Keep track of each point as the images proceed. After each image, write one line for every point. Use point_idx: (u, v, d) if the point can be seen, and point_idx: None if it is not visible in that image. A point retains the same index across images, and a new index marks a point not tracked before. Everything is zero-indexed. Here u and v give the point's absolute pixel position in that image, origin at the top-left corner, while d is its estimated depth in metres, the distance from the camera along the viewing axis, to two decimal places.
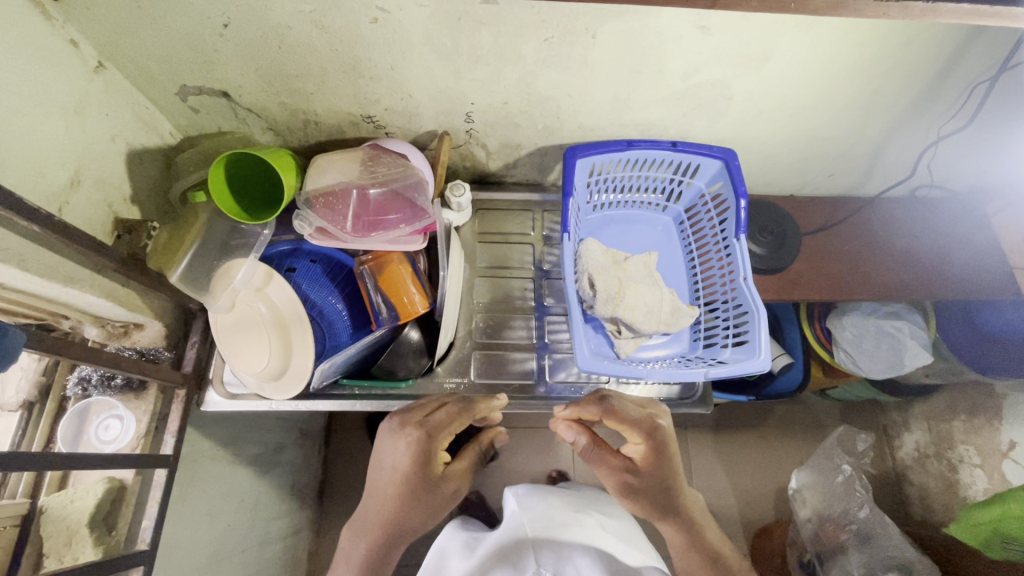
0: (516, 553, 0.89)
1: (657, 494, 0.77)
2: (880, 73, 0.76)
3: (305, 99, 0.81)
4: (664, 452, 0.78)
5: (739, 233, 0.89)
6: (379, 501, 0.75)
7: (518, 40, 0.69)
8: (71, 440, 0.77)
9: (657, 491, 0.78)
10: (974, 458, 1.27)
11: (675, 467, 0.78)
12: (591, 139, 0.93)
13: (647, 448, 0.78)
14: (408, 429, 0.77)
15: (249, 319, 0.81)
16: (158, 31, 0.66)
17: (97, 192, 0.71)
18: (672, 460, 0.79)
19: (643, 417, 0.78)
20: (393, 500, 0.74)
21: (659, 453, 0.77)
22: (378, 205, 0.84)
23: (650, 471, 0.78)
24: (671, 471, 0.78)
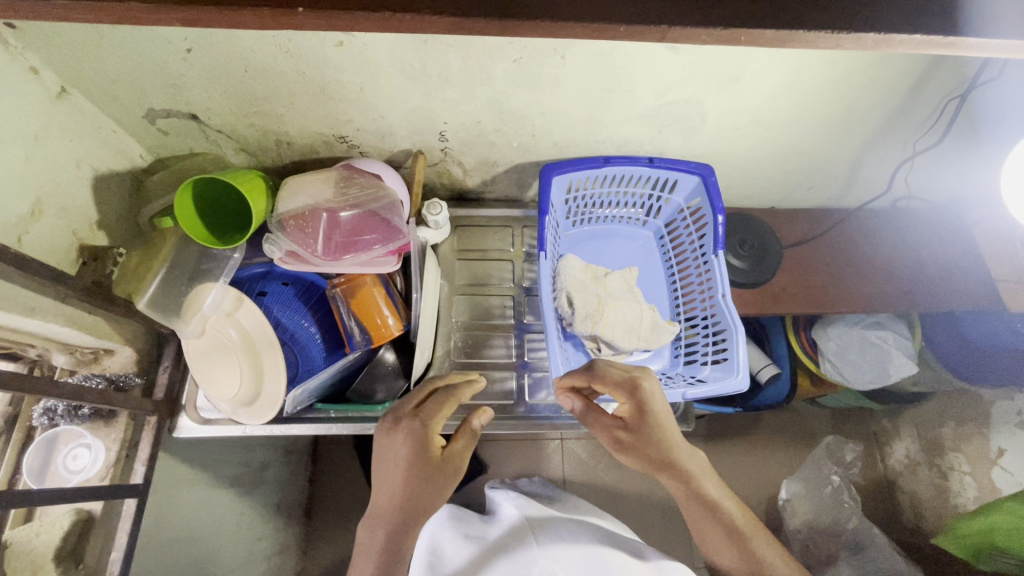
0: (524, 550, 0.76)
1: (660, 462, 0.71)
2: (853, 89, 0.75)
3: (275, 120, 0.80)
4: (651, 411, 0.71)
5: (717, 248, 0.89)
6: (382, 497, 0.67)
7: (486, 61, 0.68)
8: (38, 471, 0.76)
9: (654, 453, 0.71)
10: (964, 466, 1.22)
11: (666, 423, 0.72)
12: (569, 156, 0.92)
13: (630, 405, 0.73)
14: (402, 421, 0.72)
15: (220, 344, 0.80)
16: (120, 57, 0.65)
17: (60, 219, 0.70)
18: (665, 420, 0.72)
19: (626, 378, 0.73)
20: (398, 489, 0.67)
21: (643, 406, 0.72)
22: (350, 226, 0.82)
23: (641, 429, 0.72)
24: (663, 428, 0.71)
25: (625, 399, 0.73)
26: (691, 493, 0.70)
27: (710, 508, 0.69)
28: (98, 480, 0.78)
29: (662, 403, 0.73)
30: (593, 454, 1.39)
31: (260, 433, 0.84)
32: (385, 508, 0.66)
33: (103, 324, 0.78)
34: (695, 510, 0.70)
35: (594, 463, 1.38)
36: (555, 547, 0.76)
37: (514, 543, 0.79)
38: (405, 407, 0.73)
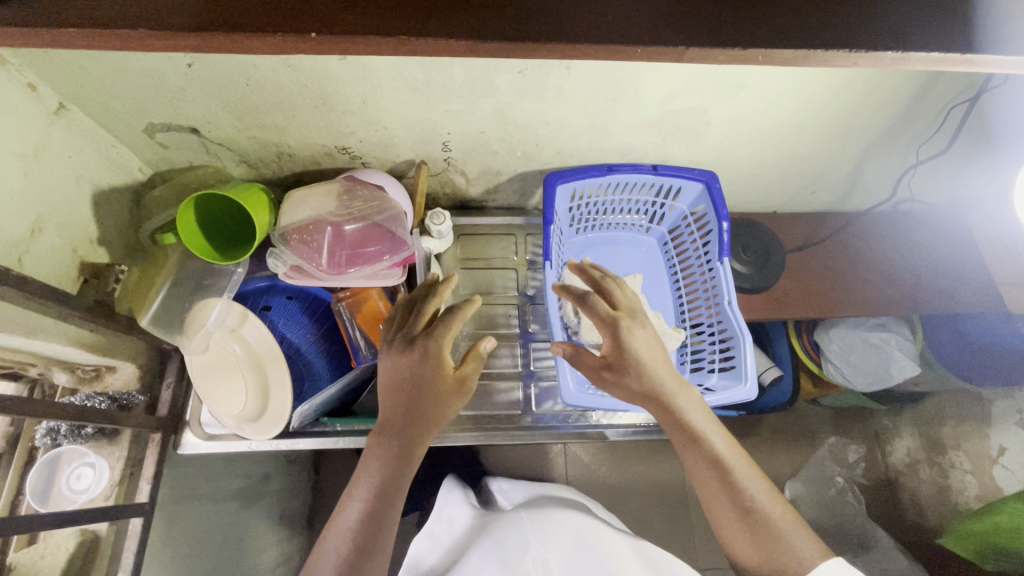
0: (517, 534, 0.74)
1: (647, 397, 0.69)
2: (858, 96, 0.76)
3: (277, 133, 0.79)
4: (629, 346, 0.68)
5: (723, 255, 0.88)
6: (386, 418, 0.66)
7: (490, 73, 0.67)
8: (41, 491, 0.74)
9: (640, 389, 0.69)
10: (965, 465, 1.21)
11: (651, 359, 0.69)
12: (572, 164, 0.92)
13: (610, 340, 0.70)
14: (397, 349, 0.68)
15: (225, 360, 0.80)
16: (120, 72, 0.64)
17: (61, 238, 0.69)
18: (652, 357, 0.69)
19: (608, 315, 0.70)
20: (403, 409, 0.64)
21: (626, 344, 0.68)
22: (354, 239, 0.82)
23: (627, 367, 0.68)
24: (646, 365, 0.68)
25: (612, 331, 0.70)
26: (678, 429, 0.68)
27: (696, 447, 0.68)
28: (103, 500, 0.78)
29: (646, 339, 0.70)
30: (596, 459, 1.34)
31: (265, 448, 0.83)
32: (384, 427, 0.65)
33: (105, 341, 0.77)
34: (684, 450, 0.69)
35: (598, 468, 1.33)
36: (549, 534, 0.74)
37: (507, 526, 0.77)
38: (413, 328, 0.70)
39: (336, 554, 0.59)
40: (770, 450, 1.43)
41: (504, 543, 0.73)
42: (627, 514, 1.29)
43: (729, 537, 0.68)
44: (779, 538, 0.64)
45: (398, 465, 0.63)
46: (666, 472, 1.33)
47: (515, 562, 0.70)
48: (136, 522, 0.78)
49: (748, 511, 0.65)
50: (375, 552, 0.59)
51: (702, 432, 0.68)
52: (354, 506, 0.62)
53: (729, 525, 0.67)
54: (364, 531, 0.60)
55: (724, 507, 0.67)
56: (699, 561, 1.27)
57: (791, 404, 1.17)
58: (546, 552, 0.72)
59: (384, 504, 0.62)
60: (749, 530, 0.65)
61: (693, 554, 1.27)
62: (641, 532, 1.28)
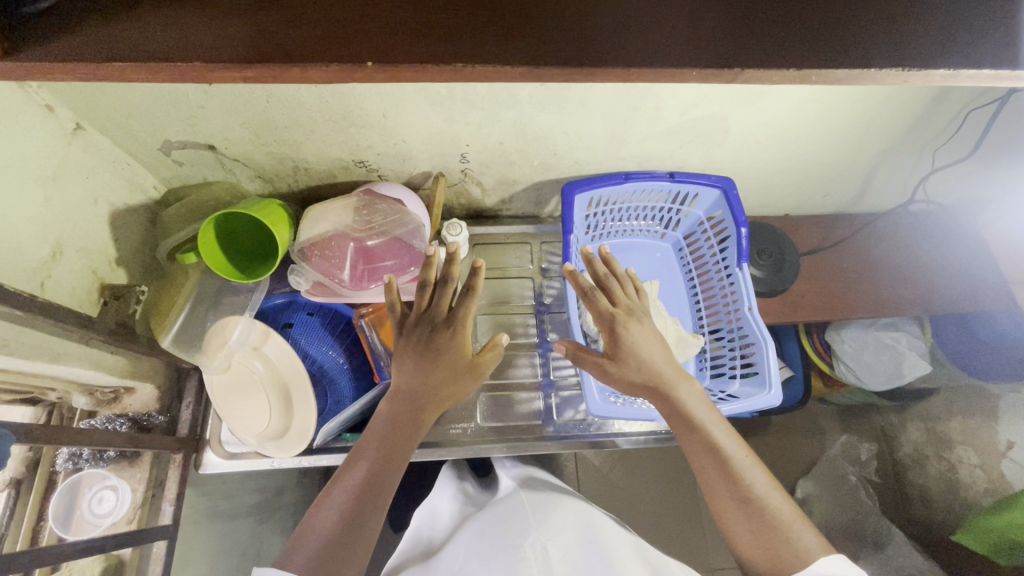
0: (518, 522, 0.68)
1: (646, 387, 0.71)
2: (877, 103, 0.76)
3: (294, 148, 0.78)
4: (625, 340, 0.71)
5: (741, 262, 0.88)
6: (400, 390, 0.68)
7: (513, 87, 0.67)
8: (63, 516, 0.73)
9: (638, 379, 0.71)
10: (973, 459, 1.19)
11: (649, 353, 0.72)
12: (589, 172, 0.91)
13: (608, 336, 0.73)
14: (410, 333, 0.70)
15: (246, 377, 0.80)
16: (138, 93, 0.63)
17: (79, 260, 0.68)
18: (648, 350, 0.72)
19: (608, 311, 0.73)
20: (409, 396, 0.68)
21: (623, 338, 0.71)
22: (373, 253, 0.83)
23: (623, 359, 0.71)
24: (644, 358, 0.71)
25: (613, 325, 0.72)
26: (678, 416, 0.70)
27: (695, 433, 0.68)
28: (126, 524, 0.77)
29: (642, 335, 0.73)
30: (606, 461, 1.33)
31: (286, 465, 0.83)
32: (399, 406, 0.67)
33: (125, 363, 0.76)
34: (686, 437, 0.69)
35: (608, 470, 1.32)
36: (551, 526, 0.67)
37: (507, 515, 0.70)
38: (436, 307, 0.69)
39: (331, 512, 0.59)
40: (781, 449, 1.44)
41: (504, 531, 0.67)
42: (636, 517, 1.29)
43: (730, 527, 0.66)
44: (776, 529, 0.62)
45: (408, 432, 0.67)
46: (679, 474, 1.33)
47: (515, 548, 0.63)
48: (160, 545, 0.78)
49: (745, 499, 0.64)
50: (368, 520, 0.60)
51: (704, 424, 0.68)
52: (360, 467, 0.63)
53: (728, 514, 0.66)
54: (362, 493, 0.61)
55: (723, 494, 0.66)
56: (714, 562, 1.27)
57: (805, 401, 1.18)
58: (546, 540, 0.64)
59: (388, 474, 0.63)
60: (748, 519, 0.64)
61: (708, 555, 1.27)
62: (654, 534, 1.28)
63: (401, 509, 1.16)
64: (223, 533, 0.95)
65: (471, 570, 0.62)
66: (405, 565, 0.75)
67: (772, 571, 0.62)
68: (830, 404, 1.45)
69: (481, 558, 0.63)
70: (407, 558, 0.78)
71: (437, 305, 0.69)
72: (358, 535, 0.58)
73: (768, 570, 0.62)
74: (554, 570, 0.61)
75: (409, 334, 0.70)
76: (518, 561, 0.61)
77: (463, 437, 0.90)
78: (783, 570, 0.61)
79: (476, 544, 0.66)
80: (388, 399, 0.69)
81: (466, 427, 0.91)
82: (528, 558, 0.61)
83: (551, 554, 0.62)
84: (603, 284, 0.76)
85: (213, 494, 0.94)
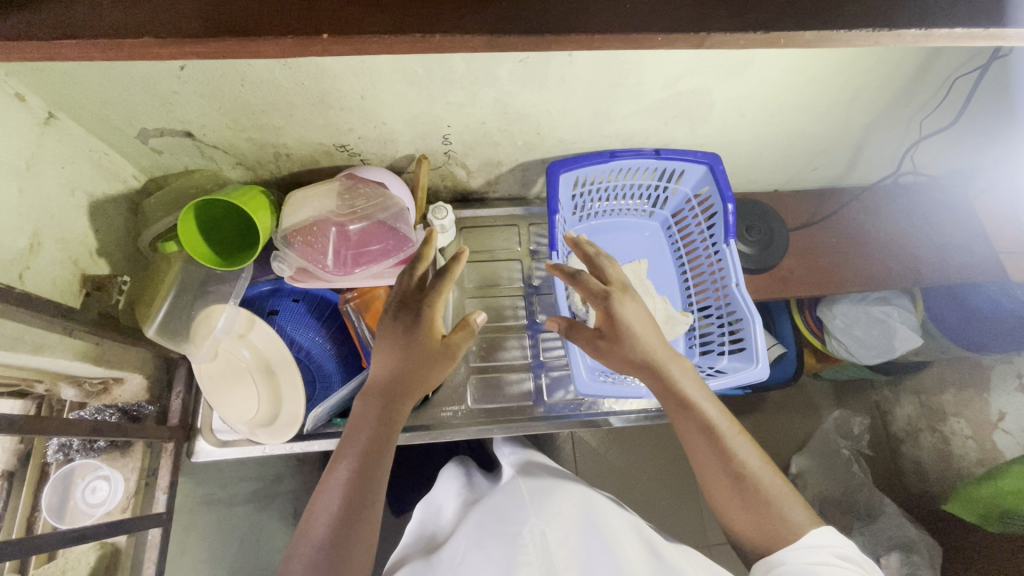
0: (517, 508, 0.66)
1: (641, 365, 0.70)
2: (862, 72, 0.75)
3: (273, 133, 0.77)
4: (620, 319, 0.70)
5: (728, 238, 0.88)
6: (382, 382, 0.68)
7: (492, 63, 0.65)
8: (57, 507, 0.74)
9: (633, 359, 0.70)
10: (965, 430, 1.20)
11: (645, 331, 0.70)
12: (575, 152, 0.91)
13: (600, 313, 0.71)
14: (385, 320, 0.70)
15: (234, 365, 0.81)
16: (109, 79, 0.62)
17: (59, 251, 0.68)
18: (644, 330, 0.71)
19: (599, 288, 0.71)
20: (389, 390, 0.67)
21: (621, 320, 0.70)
22: (359, 238, 0.82)
23: (618, 339, 0.70)
24: (637, 337, 0.69)
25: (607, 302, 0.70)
26: (675, 399, 0.69)
27: (688, 413, 0.68)
28: (120, 512, 0.78)
29: (637, 313, 0.71)
30: (602, 442, 1.34)
31: (278, 451, 0.83)
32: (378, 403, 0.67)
33: (111, 353, 0.76)
34: (680, 419, 0.69)
35: (604, 451, 1.33)
36: (550, 511, 0.65)
37: (506, 502, 0.69)
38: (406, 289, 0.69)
39: (323, 516, 0.60)
40: (776, 426, 1.44)
41: (502, 519, 0.65)
42: (633, 496, 1.30)
43: (724, 506, 0.67)
44: (770, 505, 0.63)
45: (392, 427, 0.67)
46: (674, 451, 1.34)
47: (513, 537, 0.61)
48: (155, 532, 0.78)
49: (738, 478, 0.65)
50: (362, 518, 0.61)
51: (699, 408, 0.68)
52: (349, 462, 0.63)
53: (720, 492, 0.66)
54: (351, 494, 0.61)
55: (717, 472, 0.66)
56: (710, 538, 1.29)
57: (797, 377, 1.19)
58: (544, 526, 0.62)
59: (377, 469, 0.64)
60: (740, 497, 0.65)
61: (702, 530, 1.29)
62: (651, 512, 1.29)
63: (398, 494, 1.17)
64: (220, 520, 0.96)
65: (472, 562, 0.61)
66: (409, 555, 0.76)
67: (763, 547, 0.63)
68: (823, 379, 1.46)
69: (481, 547, 0.62)
70: (414, 549, 0.77)
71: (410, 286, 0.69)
72: (355, 533, 0.60)
73: (759, 546, 0.64)
74: (553, 557, 0.59)
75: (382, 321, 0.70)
76: (517, 548, 0.59)
77: (454, 420, 0.90)
78: (774, 545, 0.62)
79: (475, 533, 0.65)
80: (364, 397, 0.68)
81: (457, 410, 0.91)
82: (526, 545, 0.59)
83: (549, 540, 0.60)
84: (593, 263, 0.76)
85: (208, 482, 0.94)
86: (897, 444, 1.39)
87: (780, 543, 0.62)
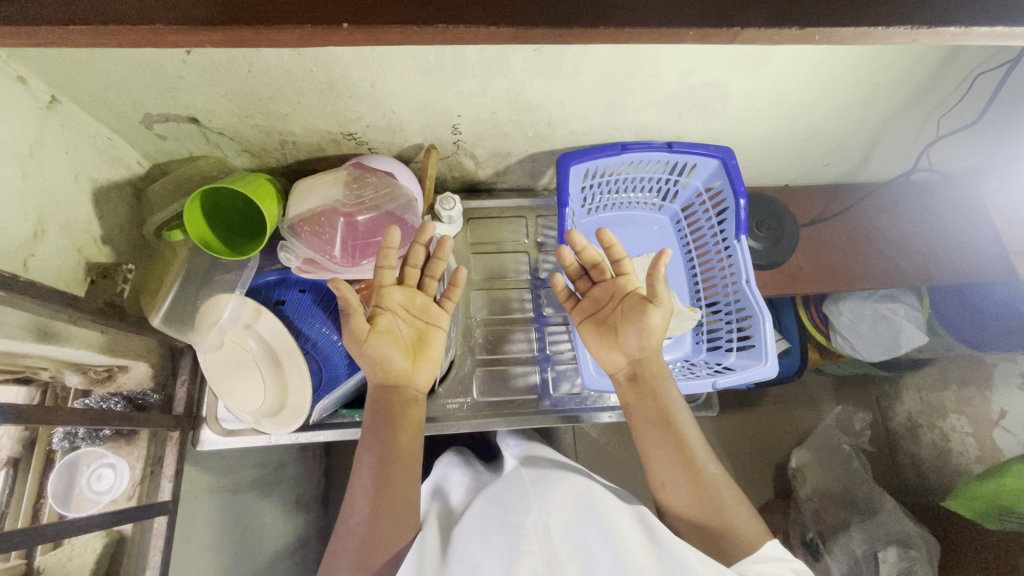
0: (520, 498, 0.61)
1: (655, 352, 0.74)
2: (883, 67, 0.73)
3: (280, 120, 0.76)
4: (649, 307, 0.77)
5: (740, 234, 0.86)
6: (373, 380, 0.72)
7: (506, 52, 0.64)
8: (63, 494, 0.74)
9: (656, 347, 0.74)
10: (965, 427, 1.21)
11: None
12: (585, 143, 0.89)
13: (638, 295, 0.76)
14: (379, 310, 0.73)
15: (239, 356, 0.80)
16: (115, 62, 0.60)
17: (64, 238, 0.67)
18: None
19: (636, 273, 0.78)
20: (384, 385, 0.72)
21: (649, 325, 0.71)
22: (366, 229, 0.81)
23: None
24: None
25: (648, 302, 0.71)
26: (655, 410, 0.72)
27: (652, 402, 0.72)
28: (126, 500, 0.78)
29: None
30: (603, 434, 1.35)
31: (283, 441, 0.84)
32: (392, 409, 0.71)
33: (116, 342, 0.76)
34: (649, 430, 0.71)
35: (604, 442, 1.34)
36: (554, 500, 0.60)
37: (508, 491, 0.64)
38: (409, 270, 0.76)
39: (362, 501, 0.66)
40: (777, 420, 1.45)
41: (504, 508, 0.60)
42: (633, 488, 1.31)
43: (674, 506, 0.67)
44: (719, 505, 0.64)
45: (398, 418, 0.71)
46: None
47: (515, 527, 0.56)
48: (160, 521, 0.78)
49: (701, 490, 0.66)
50: (395, 502, 0.65)
51: (676, 421, 0.70)
52: (369, 455, 0.68)
53: (674, 491, 0.67)
54: (377, 497, 0.65)
55: (672, 468, 0.68)
56: None
57: (801, 372, 1.18)
58: (547, 517, 0.57)
59: (393, 460, 0.68)
60: (695, 495, 0.66)
61: None
62: (650, 504, 1.30)
63: None
64: (225, 508, 0.95)
65: (468, 553, 0.56)
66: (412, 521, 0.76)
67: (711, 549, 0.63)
68: (826, 375, 1.45)
69: (481, 536, 0.57)
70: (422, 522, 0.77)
71: (381, 284, 0.73)
72: (392, 517, 0.64)
73: (705, 549, 0.63)
74: (555, 549, 0.54)
75: (387, 294, 0.74)
76: (518, 540, 0.54)
77: (459, 413, 0.90)
78: (722, 545, 0.62)
79: (473, 523, 0.61)
80: (374, 404, 0.72)
81: (462, 402, 0.91)
82: (527, 537, 0.55)
83: (551, 532, 0.55)
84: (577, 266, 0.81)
85: (213, 470, 0.94)
86: (897, 440, 1.39)
87: (729, 542, 0.62)
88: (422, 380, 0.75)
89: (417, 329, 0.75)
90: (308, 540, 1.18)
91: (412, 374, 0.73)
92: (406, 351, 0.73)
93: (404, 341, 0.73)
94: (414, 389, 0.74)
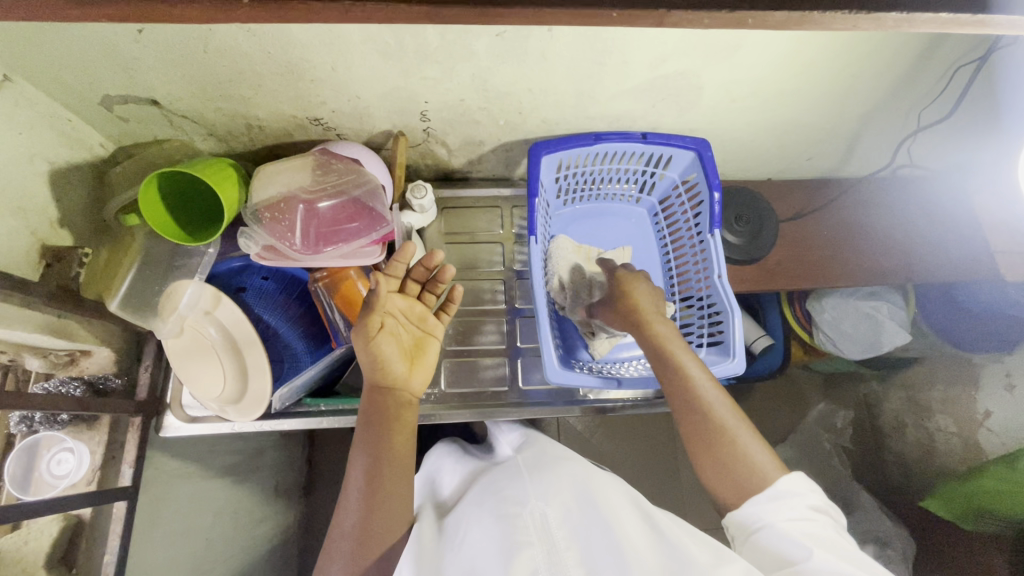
0: (516, 489, 0.60)
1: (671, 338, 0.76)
2: (860, 58, 0.71)
3: (243, 103, 0.74)
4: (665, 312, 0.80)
5: (713, 228, 0.85)
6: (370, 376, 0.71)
7: (467, 36, 0.62)
8: (21, 477, 0.74)
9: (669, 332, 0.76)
10: (949, 426, 1.16)
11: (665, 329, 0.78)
12: (559, 133, 0.87)
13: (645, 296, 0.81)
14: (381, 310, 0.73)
15: (200, 343, 0.79)
16: (64, 40, 0.59)
17: (17, 221, 0.66)
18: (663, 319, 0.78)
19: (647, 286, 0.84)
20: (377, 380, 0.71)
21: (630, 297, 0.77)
22: (332, 217, 0.80)
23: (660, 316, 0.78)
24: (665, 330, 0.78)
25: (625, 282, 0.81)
26: (674, 380, 0.69)
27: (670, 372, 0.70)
28: (85, 485, 0.78)
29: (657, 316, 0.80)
30: (587, 426, 1.34)
31: (248, 429, 0.84)
32: (386, 409, 0.69)
33: (75, 328, 0.76)
34: (675, 398, 0.68)
35: (588, 435, 1.34)
36: (551, 490, 0.59)
37: (505, 482, 0.63)
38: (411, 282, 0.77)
39: (355, 506, 0.64)
40: (761, 417, 1.44)
41: (500, 499, 0.59)
42: None
43: (709, 478, 0.64)
44: (748, 469, 0.61)
45: (392, 417, 0.69)
46: (654, 438, 1.35)
47: (512, 516, 0.55)
48: (120, 506, 0.78)
49: (729, 455, 0.62)
50: (388, 506, 0.64)
51: (697, 385, 0.68)
52: (362, 458, 0.67)
53: (705, 463, 0.64)
54: (369, 502, 0.64)
55: (700, 436, 0.65)
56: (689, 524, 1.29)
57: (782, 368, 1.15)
58: (544, 507, 0.56)
59: (386, 463, 0.66)
60: (724, 463, 0.62)
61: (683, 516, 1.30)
62: None
63: None
64: (196, 494, 0.95)
65: (468, 542, 0.55)
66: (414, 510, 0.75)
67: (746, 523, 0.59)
68: (811, 372, 1.44)
69: (479, 526, 0.56)
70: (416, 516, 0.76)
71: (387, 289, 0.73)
72: (383, 522, 0.63)
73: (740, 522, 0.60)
74: (553, 538, 0.53)
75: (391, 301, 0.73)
76: (515, 529, 0.53)
77: (425, 404, 0.89)
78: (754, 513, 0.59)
79: (473, 511, 0.60)
80: (369, 402, 0.70)
81: (429, 393, 0.90)
82: (525, 526, 0.54)
83: (550, 520, 0.54)
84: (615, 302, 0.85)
85: (183, 456, 0.94)
86: None
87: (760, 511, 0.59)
88: (419, 384, 0.74)
89: (415, 336, 0.75)
90: (288, 527, 1.19)
91: (408, 379, 0.72)
92: (405, 356, 0.72)
93: (403, 345, 0.73)
94: (410, 393, 0.72)
